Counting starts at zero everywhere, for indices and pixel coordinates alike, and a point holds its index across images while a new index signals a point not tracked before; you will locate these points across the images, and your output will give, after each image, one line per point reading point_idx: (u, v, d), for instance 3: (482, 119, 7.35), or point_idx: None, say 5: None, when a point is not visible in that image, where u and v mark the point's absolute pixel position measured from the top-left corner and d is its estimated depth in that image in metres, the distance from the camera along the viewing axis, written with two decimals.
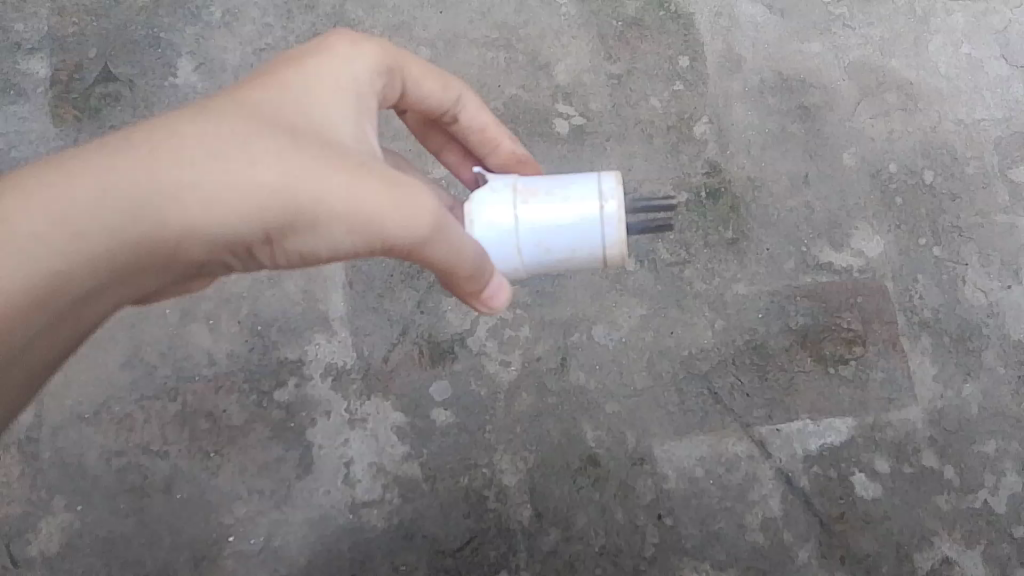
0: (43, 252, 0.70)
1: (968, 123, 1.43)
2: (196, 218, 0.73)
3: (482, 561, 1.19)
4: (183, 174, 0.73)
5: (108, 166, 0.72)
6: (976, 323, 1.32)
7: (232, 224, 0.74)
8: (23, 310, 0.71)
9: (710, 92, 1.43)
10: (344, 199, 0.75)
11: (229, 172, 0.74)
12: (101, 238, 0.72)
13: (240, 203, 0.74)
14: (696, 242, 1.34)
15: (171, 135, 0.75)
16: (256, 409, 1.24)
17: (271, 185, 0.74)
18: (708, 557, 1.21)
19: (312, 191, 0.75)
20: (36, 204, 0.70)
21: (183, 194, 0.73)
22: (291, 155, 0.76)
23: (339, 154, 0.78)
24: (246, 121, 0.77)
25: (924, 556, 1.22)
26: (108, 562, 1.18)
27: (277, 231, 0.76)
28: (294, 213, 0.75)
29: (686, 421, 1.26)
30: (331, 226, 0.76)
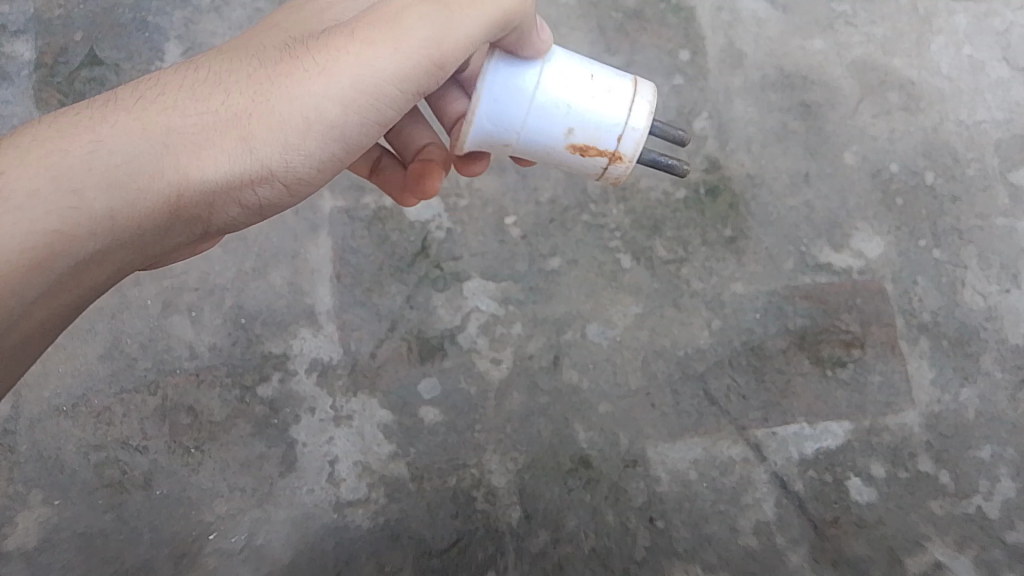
0: (39, 210, 0.68)
1: (970, 124, 1.41)
2: (190, 148, 0.72)
3: (470, 563, 1.16)
4: (171, 114, 0.73)
5: (95, 120, 0.73)
6: (975, 327, 1.30)
7: (229, 149, 0.73)
8: (21, 270, 0.67)
9: (710, 87, 1.40)
10: (332, 78, 0.73)
11: (214, 97, 0.74)
12: (97, 190, 0.70)
13: (232, 125, 0.73)
14: (693, 240, 1.31)
15: (152, 85, 0.75)
16: (239, 403, 1.21)
17: (259, 95, 0.73)
18: (700, 562, 1.18)
19: (300, 84, 0.73)
20: (27, 168, 0.69)
21: (173, 135, 0.72)
22: (270, 66, 0.75)
23: (316, 43, 0.76)
24: (223, 60, 0.78)
25: (918, 563, 1.20)
26: (84, 559, 1.15)
27: (278, 149, 0.74)
28: (289, 113, 0.73)
29: (679, 422, 1.23)
30: (327, 113, 0.74)
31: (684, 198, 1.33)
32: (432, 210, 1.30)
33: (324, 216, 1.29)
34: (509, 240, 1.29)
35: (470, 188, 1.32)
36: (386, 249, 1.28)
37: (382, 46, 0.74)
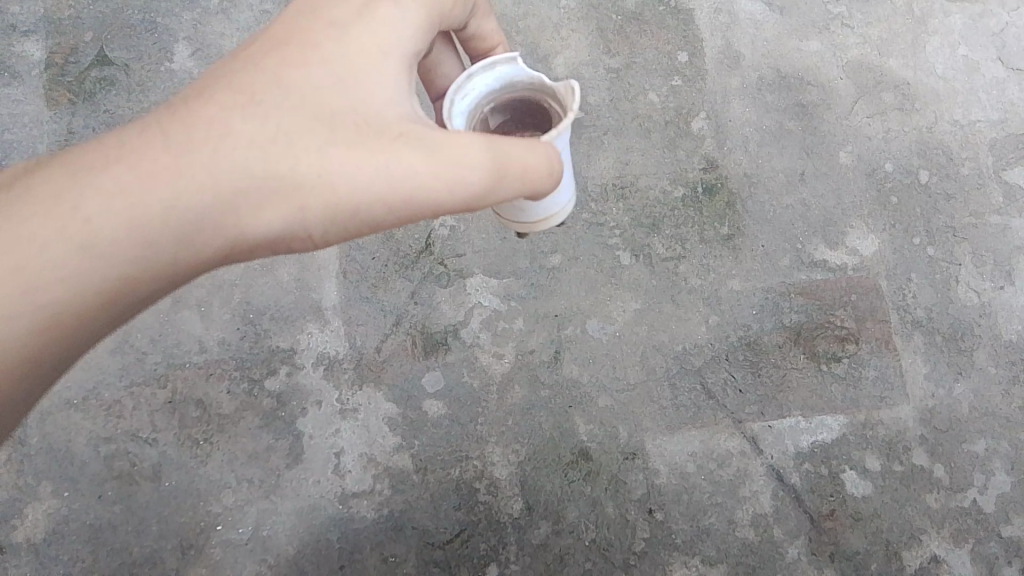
0: (115, 256, 0.73)
1: (964, 124, 1.43)
2: (250, 216, 0.76)
3: (472, 554, 1.19)
4: (240, 174, 0.75)
5: (170, 168, 0.73)
6: (969, 323, 1.33)
7: (281, 225, 0.78)
8: (89, 308, 0.75)
9: (708, 88, 1.43)
10: (389, 184, 0.77)
11: (284, 168, 0.76)
12: (166, 243, 0.75)
13: (293, 203, 0.76)
14: (691, 238, 1.34)
15: (224, 132, 0.75)
16: (246, 397, 1.24)
17: (323, 180, 0.76)
18: (698, 553, 1.21)
19: (363, 185, 0.77)
20: (104, 212, 0.72)
21: (241, 198, 0.75)
22: (340, 145, 0.77)
23: (385, 136, 0.78)
24: (295, 112, 0.78)
25: (912, 554, 1.22)
26: (94, 549, 1.17)
27: (324, 226, 0.79)
28: (346, 207, 0.77)
29: (678, 416, 1.26)
30: (376, 210, 0.79)
31: (682, 197, 1.36)
32: None
33: None
34: (510, 238, 1.32)
35: None
36: (390, 246, 1.31)
37: (445, 169, 0.77)
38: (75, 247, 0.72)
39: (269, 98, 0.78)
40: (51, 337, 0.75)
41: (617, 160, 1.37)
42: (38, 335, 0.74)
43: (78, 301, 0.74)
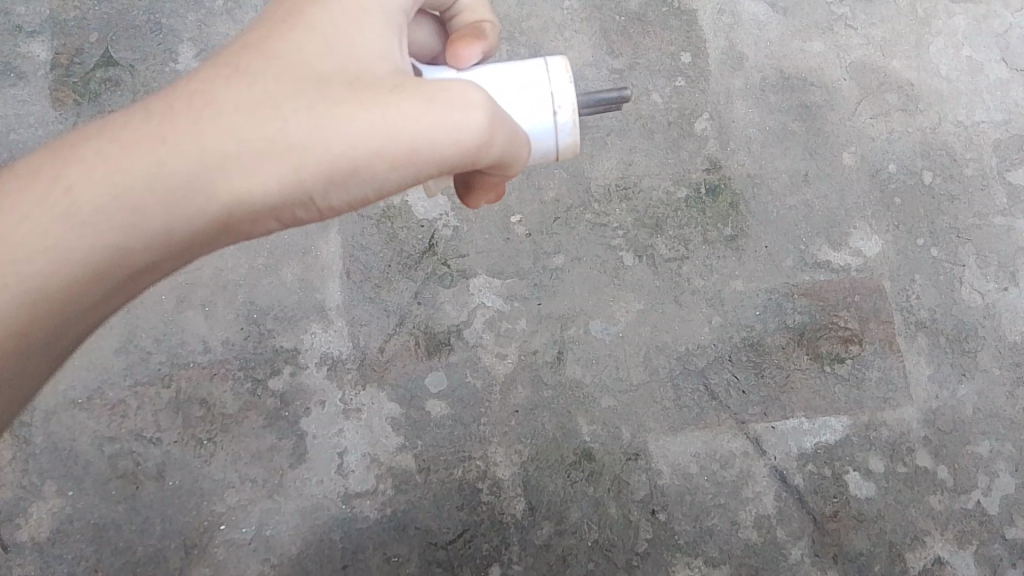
0: (99, 227, 0.69)
1: (968, 125, 1.43)
2: (238, 182, 0.70)
3: (475, 553, 1.19)
4: (227, 139, 0.70)
5: (152, 135, 0.70)
6: (973, 324, 1.32)
7: (272, 190, 0.71)
8: (78, 285, 0.71)
9: (712, 89, 1.43)
10: (383, 136, 0.71)
11: (270, 129, 0.71)
12: (152, 211, 0.70)
13: (283, 164, 0.71)
14: (694, 238, 1.34)
15: (208, 98, 0.71)
16: (250, 397, 1.24)
17: (313, 139, 0.70)
18: (701, 554, 1.21)
19: (355, 140, 0.71)
20: (88, 182, 0.68)
21: (229, 163, 0.70)
22: (329, 102, 0.71)
23: (377, 89, 0.72)
24: (282, 75, 0.73)
25: (915, 555, 1.22)
26: (99, 548, 1.17)
27: (319, 190, 0.73)
28: (340, 165, 0.71)
29: (681, 417, 1.26)
30: (372, 169, 0.72)
31: (686, 198, 1.36)
32: (439, 208, 1.33)
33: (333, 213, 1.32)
34: (514, 238, 1.32)
35: None
36: (393, 246, 1.31)
37: (440, 117, 0.71)
38: (58, 220, 0.69)
39: (255, 64, 0.73)
40: (43, 316, 0.71)
41: (620, 160, 1.37)
42: (26, 314, 0.70)
43: (67, 276, 0.70)
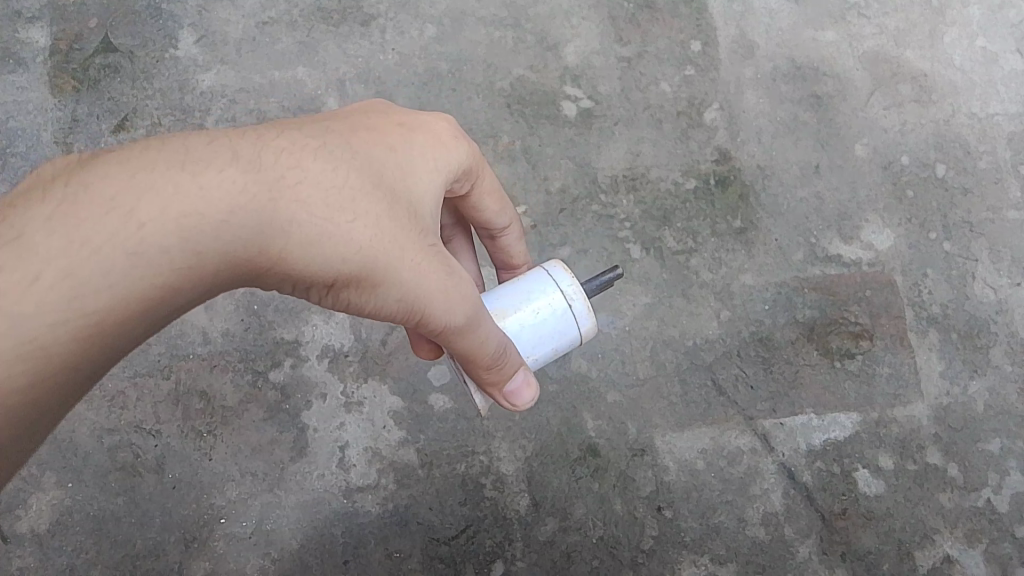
0: (162, 265, 0.64)
1: (982, 117, 1.40)
2: (298, 253, 0.70)
3: (478, 550, 1.17)
4: (301, 211, 0.70)
5: (238, 187, 0.68)
6: (985, 320, 1.30)
7: (321, 269, 0.71)
8: (120, 321, 0.63)
9: (721, 78, 1.40)
10: (413, 279, 0.74)
11: (344, 216, 0.72)
12: (214, 261, 0.67)
13: (339, 252, 0.71)
14: (703, 231, 1.32)
15: (297, 167, 0.71)
16: (250, 389, 1.22)
17: (371, 245, 0.72)
18: (707, 551, 1.19)
19: (395, 268, 0.74)
20: (165, 215, 0.64)
21: (295, 233, 0.70)
22: (388, 218, 0.74)
23: (424, 228, 0.77)
24: (359, 170, 0.75)
25: (924, 554, 1.20)
26: (98, 540, 1.16)
27: (348, 286, 0.74)
28: (375, 279, 0.73)
29: (687, 412, 1.24)
30: (391, 296, 0.75)
31: (694, 189, 1.34)
32: None
33: None
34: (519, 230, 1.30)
35: None
36: None
37: (457, 286, 0.77)
38: (123, 250, 0.62)
39: (336, 153, 0.75)
40: (68, 349, 0.62)
41: (628, 151, 1.35)
42: (60, 341, 0.61)
43: (116, 309, 0.63)
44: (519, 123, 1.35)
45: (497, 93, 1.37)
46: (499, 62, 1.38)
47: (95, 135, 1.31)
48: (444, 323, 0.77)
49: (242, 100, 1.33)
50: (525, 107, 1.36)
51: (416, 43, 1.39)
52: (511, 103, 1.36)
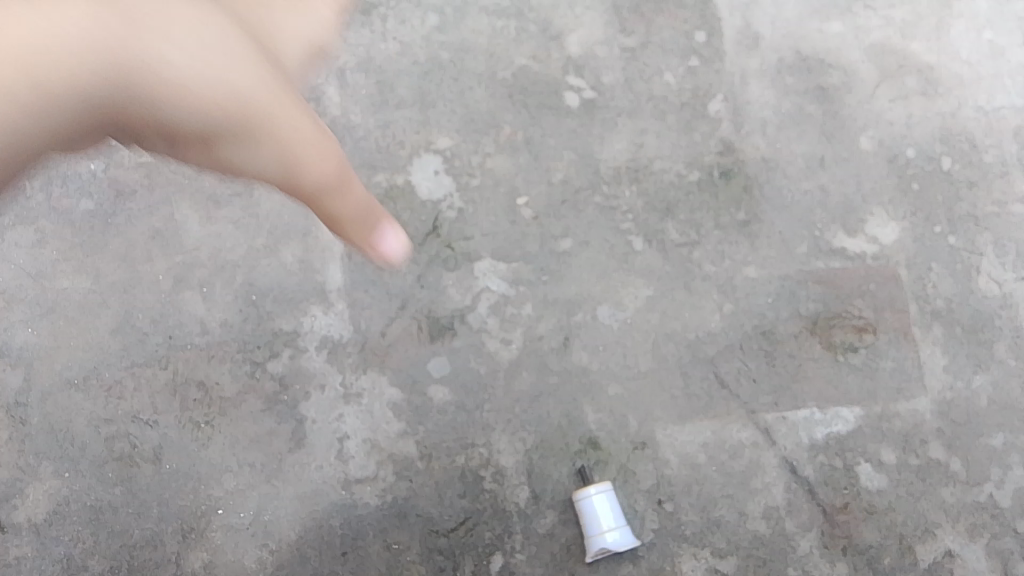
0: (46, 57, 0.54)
1: (988, 110, 1.38)
2: (195, 80, 0.57)
3: (477, 542, 1.17)
4: (208, 24, 0.58)
5: (100, 27, 0.55)
6: (989, 314, 1.29)
7: (240, 143, 0.62)
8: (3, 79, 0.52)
9: (726, 69, 1.38)
10: (294, 130, 0.61)
11: (251, 52, 0.61)
12: (97, 66, 0.55)
13: (243, 69, 0.59)
14: (706, 223, 1.31)
15: None
16: (249, 379, 1.22)
17: (271, 86, 0.61)
18: (708, 545, 1.18)
19: (279, 122, 0.60)
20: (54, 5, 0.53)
21: (190, 49, 0.57)
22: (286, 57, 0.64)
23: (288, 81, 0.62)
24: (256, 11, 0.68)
25: (926, 549, 1.19)
26: (95, 530, 1.16)
27: (224, 133, 0.60)
28: (253, 130, 0.60)
29: (689, 406, 1.23)
30: (265, 125, 0.60)
31: (697, 181, 1.33)
32: (444, 189, 1.30)
33: None
34: (520, 221, 1.29)
35: (482, 167, 1.31)
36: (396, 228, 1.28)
37: (329, 145, 0.64)
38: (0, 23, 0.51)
39: None
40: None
41: (631, 142, 1.34)
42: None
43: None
44: (521, 114, 1.34)
45: (499, 83, 1.35)
46: (502, 51, 1.37)
47: None
48: (312, 183, 0.63)
49: None
50: (527, 97, 1.35)
51: (417, 31, 1.37)
52: (513, 93, 1.35)
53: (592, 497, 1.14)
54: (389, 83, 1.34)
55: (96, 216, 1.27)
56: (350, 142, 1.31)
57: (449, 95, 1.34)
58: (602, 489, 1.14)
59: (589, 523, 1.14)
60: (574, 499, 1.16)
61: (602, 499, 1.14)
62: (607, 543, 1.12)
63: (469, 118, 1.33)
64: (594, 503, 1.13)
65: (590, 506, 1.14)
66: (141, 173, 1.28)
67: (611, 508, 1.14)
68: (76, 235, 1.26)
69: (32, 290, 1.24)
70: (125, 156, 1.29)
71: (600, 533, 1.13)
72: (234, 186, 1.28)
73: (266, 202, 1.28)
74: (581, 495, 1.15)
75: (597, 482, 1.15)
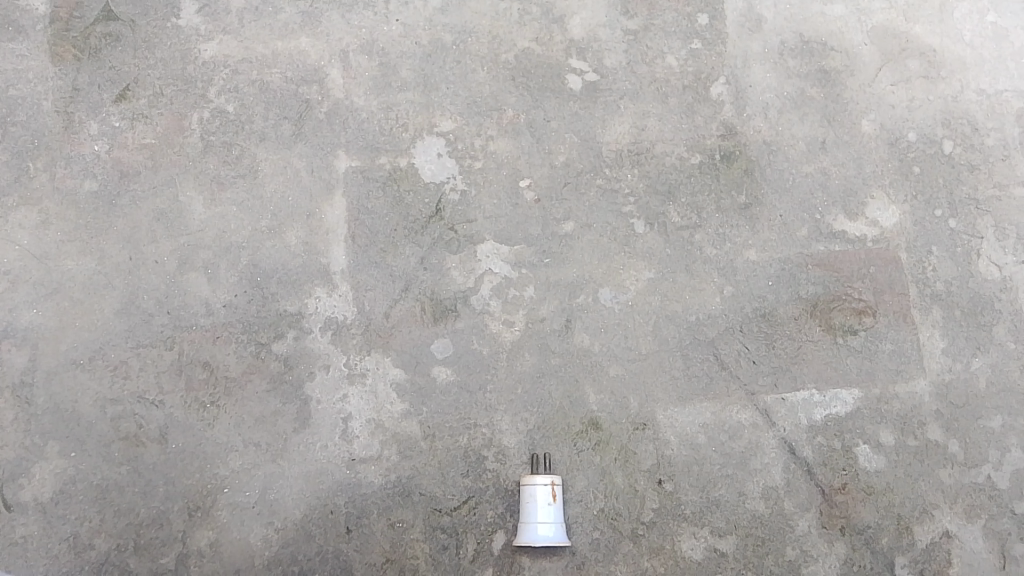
0: None
1: (991, 94, 1.38)
2: None
3: (479, 520, 1.18)
4: None
5: None
6: (989, 298, 1.30)
7: None
8: None
9: (729, 52, 1.38)
10: None
11: None
12: None
13: None
14: (707, 206, 1.32)
15: None
16: (254, 360, 1.23)
17: None
18: (707, 524, 1.19)
19: None
20: None
21: None
22: None
23: None
24: None
25: (923, 528, 1.21)
26: (101, 509, 1.17)
27: None
28: None
29: (689, 387, 1.24)
30: None
31: (699, 164, 1.33)
32: (446, 172, 1.31)
33: (339, 176, 1.29)
34: (523, 204, 1.30)
35: (485, 150, 1.32)
36: (400, 209, 1.29)
37: None
38: None
39: None
40: None
41: (633, 125, 1.34)
42: None
43: None
44: (524, 97, 1.34)
45: (502, 66, 1.35)
46: (504, 33, 1.37)
47: (97, 105, 1.31)
48: None
49: (245, 71, 1.33)
50: (530, 80, 1.35)
51: (419, 13, 1.36)
52: (515, 76, 1.35)
53: (538, 488, 1.14)
54: (392, 65, 1.34)
55: (100, 197, 1.27)
56: (353, 124, 1.31)
57: (452, 78, 1.34)
58: (549, 484, 1.15)
59: (528, 510, 1.14)
60: (521, 485, 1.17)
61: (547, 493, 1.14)
62: (536, 535, 1.13)
63: (472, 101, 1.33)
64: (538, 494, 1.14)
65: (533, 496, 1.14)
66: (145, 155, 1.29)
67: (552, 504, 1.15)
68: (80, 217, 1.27)
69: (36, 271, 1.25)
70: (129, 138, 1.30)
71: (534, 523, 1.14)
72: (238, 167, 1.30)
73: (270, 184, 1.29)
74: (528, 483, 1.15)
75: (548, 476, 1.16)
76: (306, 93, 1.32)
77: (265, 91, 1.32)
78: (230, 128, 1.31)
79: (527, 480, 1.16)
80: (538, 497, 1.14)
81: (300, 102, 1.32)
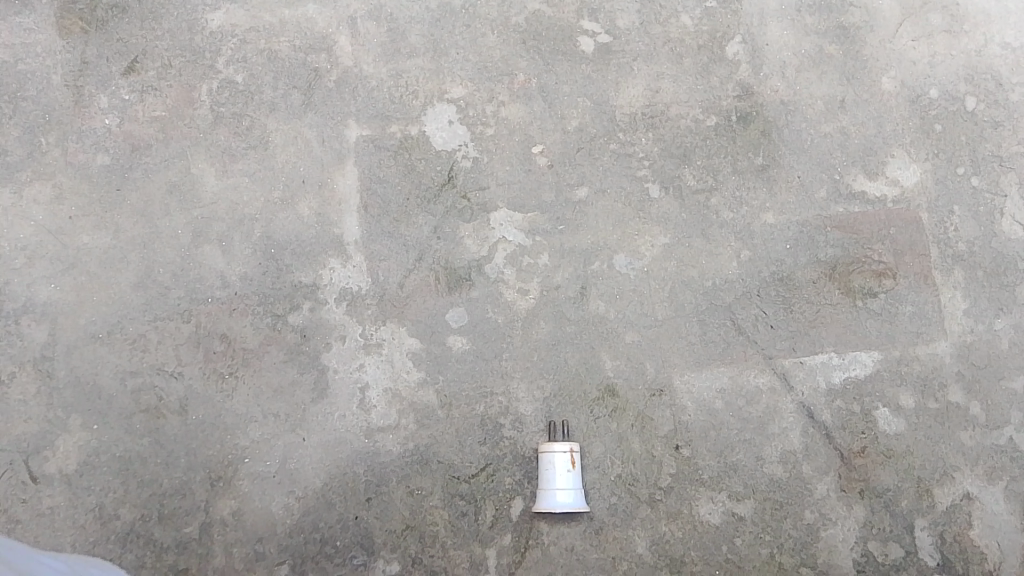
0: None
1: (1016, 47, 1.34)
2: None
3: (497, 487, 1.19)
4: None
5: None
6: (1013, 257, 1.27)
7: None
8: None
9: (745, 10, 1.34)
10: None
11: None
12: None
13: None
14: (723, 168, 1.30)
15: None
16: (270, 332, 1.23)
17: None
18: (725, 488, 1.20)
19: None
20: None
21: None
22: None
23: None
24: None
25: (943, 491, 1.20)
26: (125, 481, 1.19)
27: None
28: None
29: (706, 352, 1.23)
30: None
31: (715, 126, 1.31)
32: (458, 139, 1.29)
33: (350, 145, 1.28)
34: (536, 170, 1.29)
35: (497, 116, 1.30)
36: (412, 178, 1.28)
37: None
38: None
39: None
40: None
41: (647, 87, 1.32)
42: None
43: None
44: (535, 61, 1.32)
45: (512, 29, 1.33)
46: None
47: (107, 78, 1.30)
48: None
49: (253, 40, 1.31)
50: (542, 42, 1.33)
51: None
52: (527, 39, 1.33)
53: (556, 455, 1.15)
54: (401, 31, 1.32)
55: (113, 171, 1.27)
56: (363, 92, 1.30)
57: (462, 43, 1.32)
58: (568, 451, 1.15)
59: (546, 477, 1.15)
60: (540, 452, 1.17)
61: (565, 460, 1.15)
62: (553, 502, 1.14)
63: (483, 66, 1.31)
64: (557, 461, 1.14)
65: (552, 462, 1.15)
66: (156, 127, 1.29)
67: (570, 471, 1.15)
68: (94, 191, 1.27)
69: (52, 245, 1.25)
70: (139, 110, 1.29)
71: (552, 490, 1.14)
72: (249, 138, 1.29)
73: (282, 154, 1.28)
74: (546, 451, 1.16)
75: (566, 443, 1.16)
76: (314, 61, 1.31)
77: (274, 60, 1.31)
78: (240, 98, 1.30)
79: (545, 448, 1.16)
80: (557, 464, 1.14)
81: (309, 70, 1.31)
